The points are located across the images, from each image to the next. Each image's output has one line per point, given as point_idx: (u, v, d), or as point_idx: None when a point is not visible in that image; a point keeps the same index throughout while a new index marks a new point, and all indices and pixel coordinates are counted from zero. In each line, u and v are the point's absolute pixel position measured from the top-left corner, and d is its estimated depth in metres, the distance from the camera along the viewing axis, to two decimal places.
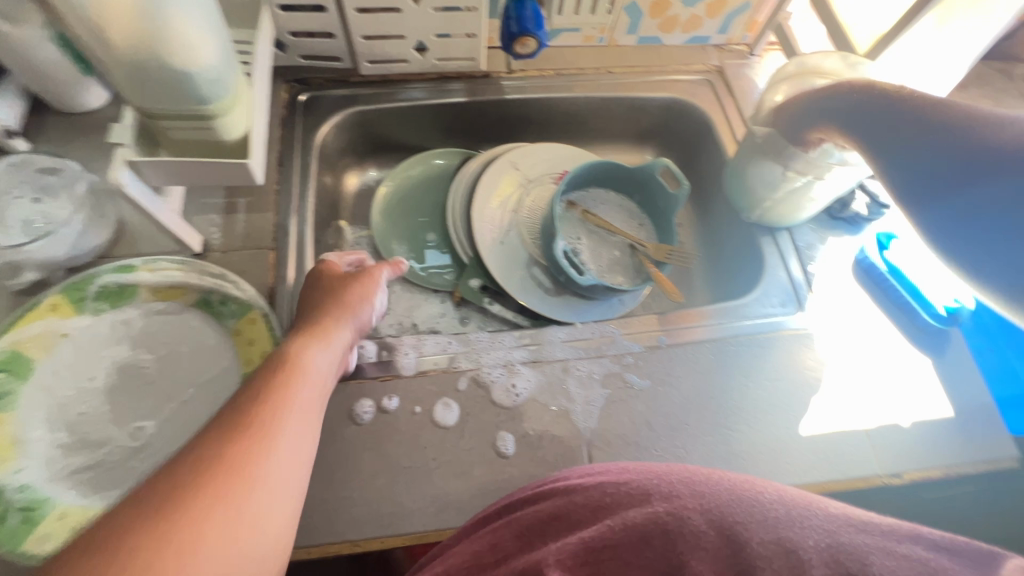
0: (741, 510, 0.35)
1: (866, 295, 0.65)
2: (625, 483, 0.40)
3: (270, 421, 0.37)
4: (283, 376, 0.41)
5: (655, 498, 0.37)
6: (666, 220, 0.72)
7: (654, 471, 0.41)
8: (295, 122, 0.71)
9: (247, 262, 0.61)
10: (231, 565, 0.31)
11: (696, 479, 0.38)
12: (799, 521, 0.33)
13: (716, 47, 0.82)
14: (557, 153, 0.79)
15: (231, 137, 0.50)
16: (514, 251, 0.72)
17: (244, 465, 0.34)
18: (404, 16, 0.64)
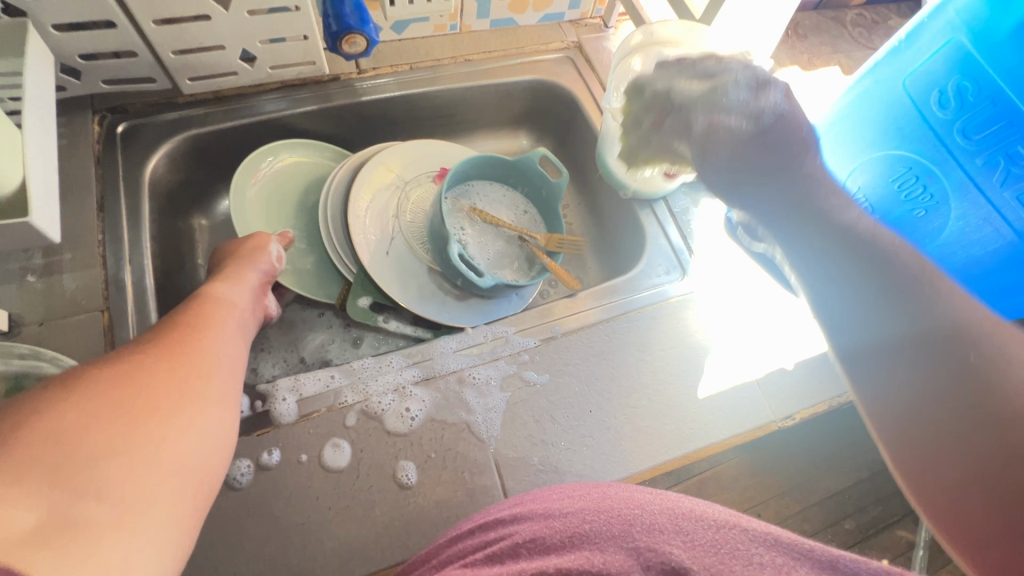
0: (719, 545, 0.29)
1: (740, 249, 0.68)
2: (606, 511, 0.34)
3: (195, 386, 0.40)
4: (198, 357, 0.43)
5: (636, 527, 0.31)
6: (552, 210, 0.70)
7: (635, 503, 0.35)
8: (115, 158, 0.61)
9: (74, 331, 0.52)
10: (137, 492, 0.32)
11: (681, 514, 0.32)
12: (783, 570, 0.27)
13: (572, 23, 0.81)
14: (431, 148, 0.74)
15: (2, 192, 0.41)
16: (403, 260, 0.68)
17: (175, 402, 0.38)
18: (215, 23, 0.56)
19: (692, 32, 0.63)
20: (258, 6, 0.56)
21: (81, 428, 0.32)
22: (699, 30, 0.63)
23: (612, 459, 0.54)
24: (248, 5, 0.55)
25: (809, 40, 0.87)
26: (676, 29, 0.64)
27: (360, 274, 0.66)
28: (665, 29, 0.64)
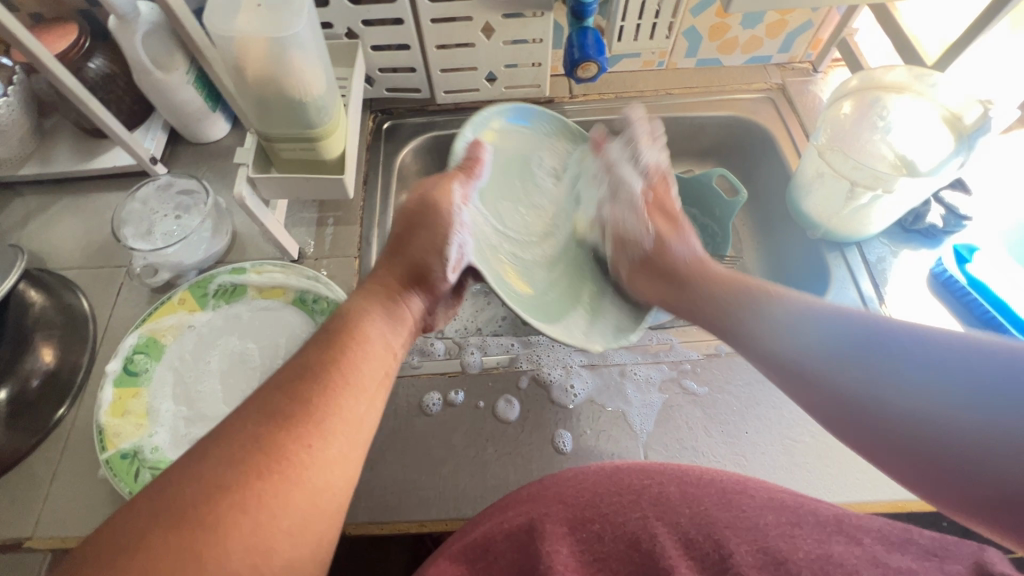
0: (726, 514, 0.41)
1: (945, 309, 0.63)
2: (620, 483, 0.43)
3: (332, 397, 0.40)
4: (345, 344, 0.44)
5: (644, 501, 0.42)
6: (723, 227, 0.73)
7: (645, 467, 0.45)
8: (379, 147, 0.79)
9: (335, 269, 0.69)
10: (318, 501, 0.36)
11: (691, 480, 0.44)
12: (787, 529, 0.40)
13: (778, 66, 0.83)
14: None
15: (330, 157, 0.58)
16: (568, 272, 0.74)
17: (315, 418, 0.38)
18: (476, 50, 0.71)
19: (921, 80, 0.61)
20: (511, 37, 0.70)
21: (227, 498, 0.33)
22: (931, 77, 0.60)
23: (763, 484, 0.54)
24: (504, 36, 0.69)
25: None
26: (902, 75, 0.62)
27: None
28: (890, 74, 0.63)
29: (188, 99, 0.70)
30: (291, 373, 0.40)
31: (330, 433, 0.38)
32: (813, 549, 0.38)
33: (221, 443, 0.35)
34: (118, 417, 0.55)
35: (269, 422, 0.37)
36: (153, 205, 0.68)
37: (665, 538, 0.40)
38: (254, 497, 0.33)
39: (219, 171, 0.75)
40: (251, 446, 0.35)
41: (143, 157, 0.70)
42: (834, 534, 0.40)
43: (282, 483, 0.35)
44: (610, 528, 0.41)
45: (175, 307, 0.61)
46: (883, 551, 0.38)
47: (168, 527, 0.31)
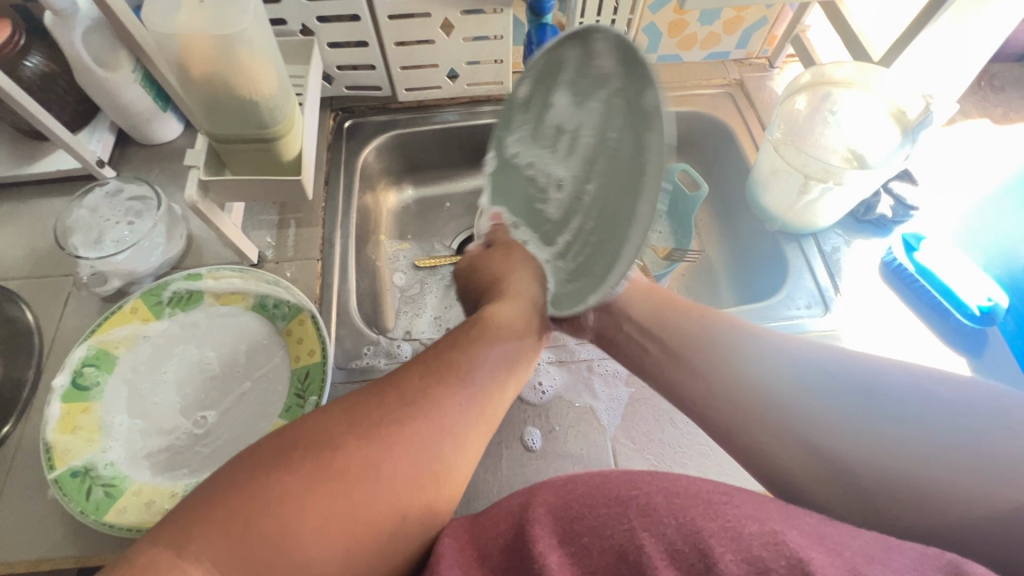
0: (711, 522, 0.36)
1: (895, 296, 0.65)
2: (603, 492, 0.40)
3: (472, 370, 0.45)
4: (481, 333, 0.48)
5: (631, 510, 0.38)
6: (685, 221, 0.73)
7: (632, 477, 0.41)
8: (341, 146, 0.78)
9: (298, 272, 0.67)
10: (426, 468, 0.40)
11: (675, 489, 0.40)
12: (772, 538, 0.35)
13: (736, 62, 0.85)
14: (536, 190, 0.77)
15: (287, 158, 0.56)
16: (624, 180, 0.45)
17: (451, 395, 0.43)
18: (436, 46, 0.71)
19: (866, 76, 0.64)
20: (470, 34, 0.69)
21: (359, 439, 0.39)
22: (876, 72, 0.63)
23: (728, 472, 0.55)
24: (464, 32, 0.69)
25: (1009, 91, 0.78)
26: (850, 71, 0.65)
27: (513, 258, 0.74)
28: (839, 70, 0.65)
29: (136, 99, 0.67)
30: (448, 346, 0.47)
31: (447, 411, 0.42)
32: (794, 553, 0.34)
33: (378, 396, 0.42)
34: (67, 433, 0.53)
35: (397, 399, 0.41)
36: (103, 212, 0.65)
37: (652, 549, 0.36)
38: (385, 442, 0.39)
39: (171, 173, 0.73)
40: (395, 407, 0.41)
41: (88, 160, 0.66)
42: (817, 545, 0.35)
43: (399, 439, 0.39)
44: (598, 540, 0.38)
45: (126, 317, 0.59)
46: (865, 564, 0.33)
47: (296, 476, 0.36)
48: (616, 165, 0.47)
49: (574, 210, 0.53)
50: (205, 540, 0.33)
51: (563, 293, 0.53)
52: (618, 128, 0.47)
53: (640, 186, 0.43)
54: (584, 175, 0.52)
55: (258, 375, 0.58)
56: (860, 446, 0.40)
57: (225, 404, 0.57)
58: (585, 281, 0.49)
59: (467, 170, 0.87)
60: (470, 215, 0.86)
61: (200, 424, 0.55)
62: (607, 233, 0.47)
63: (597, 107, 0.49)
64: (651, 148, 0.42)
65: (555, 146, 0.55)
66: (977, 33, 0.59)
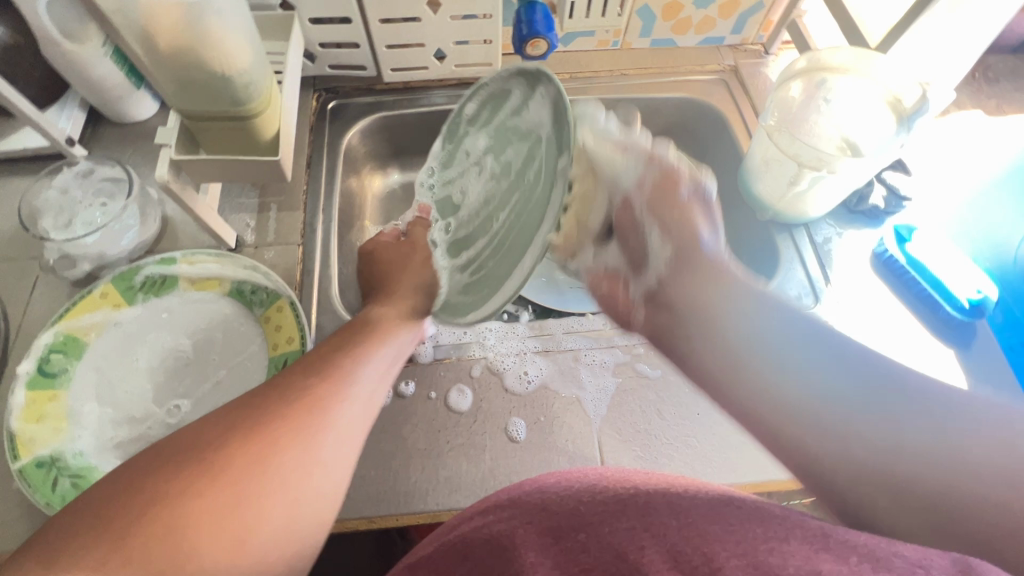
0: (716, 525, 0.35)
1: (885, 287, 0.65)
2: (599, 491, 0.40)
3: (352, 363, 0.43)
4: (368, 333, 0.46)
5: (631, 510, 0.38)
6: None
7: (631, 479, 0.41)
8: (324, 128, 0.75)
9: (278, 257, 0.65)
10: (298, 498, 0.36)
11: (675, 490, 0.39)
12: (777, 544, 0.33)
13: (731, 48, 0.83)
14: None
15: (264, 138, 0.54)
16: (537, 201, 0.45)
17: (320, 397, 0.39)
18: (423, 25, 0.68)
19: (862, 63, 0.62)
20: (458, 12, 0.67)
21: (215, 451, 0.35)
22: (872, 58, 0.61)
23: (714, 464, 0.54)
24: (451, 11, 0.66)
25: (1005, 83, 0.77)
26: (846, 57, 0.63)
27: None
28: (836, 55, 0.64)
29: (107, 75, 0.64)
30: (325, 347, 0.44)
31: (334, 402, 0.40)
32: (801, 564, 0.31)
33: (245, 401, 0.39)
34: (33, 423, 0.51)
35: (286, 388, 0.39)
36: (73, 194, 0.62)
37: (653, 548, 0.35)
38: (235, 462, 0.35)
39: (145, 153, 0.70)
40: (272, 405, 0.38)
41: (57, 138, 0.64)
42: (821, 551, 0.32)
43: (265, 449, 0.36)
44: (597, 538, 0.38)
45: (96, 302, 0.56)
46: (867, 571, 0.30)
47: (179, 476, 0.33)
48: (530, 189, 0.47)
49: (484, 229, 0.53)
50: (91, 546, 0.30)
51: (452, 302, 0.51)
52: (536, 153, 0.49)
53: (549, 199, 0.43)
54: (493, 197, 0.54)
55: (234, 363, 0.56)
56: (875, 441, 0.33)
57: (200, 393, 0.55)
58: (479, 291, 0.47)
59: None
60: None
61: (173, 414, 0.54)
62: (507, 245, 0.47)
63: (520, 134, 0.52)
64: (559, 173, 0.43)
65: (478, 174, 0.58)
66: (978, 23, 0.58)
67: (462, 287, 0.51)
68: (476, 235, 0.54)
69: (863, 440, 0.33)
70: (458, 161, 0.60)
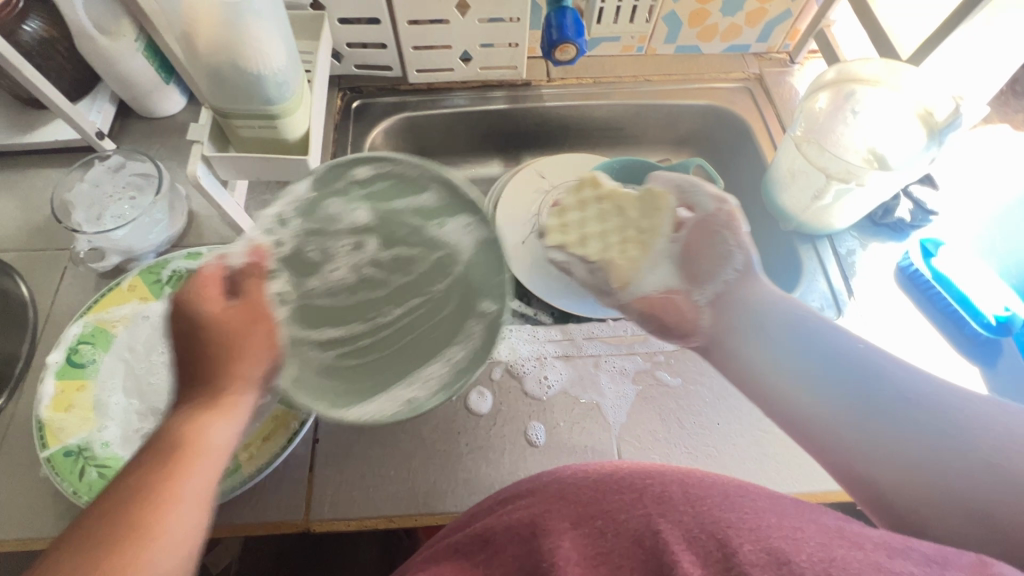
0: (731, 514, 0.36)
1: (909, 302, 0.64)
2: (614, 478, 0.40)
3: (170, 480, 0.37)
4: (177, 457, 0.39)
5: (647, 497, 0.38)
6: None
7: (647, 468, 0.41)
8: (348, 127, 0.76)
9: None
10: None
11: (690, 479, 0.39)
12: (791, 533, 0.34)
13: (756, 56, 0.83)
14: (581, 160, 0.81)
15: (293, 137, 0.54)
16: (435, 313, 0.53)
17: (137, 525, 0.35)
18: (451, 27, 0.69)
19: (893, 75, 0.62)
20: (487, 15, 0.67)
21: None
22: (903, 71, 0.61)
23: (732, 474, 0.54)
24: (480, 13, 0.66)
25: None
26: (876, 69, 0.63)
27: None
28: (865, 67, 0.63)
29: (139, 69, 0.65)
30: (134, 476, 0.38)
31: (161, 525, 0.36)
32: (816, 551, 0.33)
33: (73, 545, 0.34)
34: (62, 412, 0.52)
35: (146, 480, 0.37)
36: (105, 187, 0.63)
37: (670, 534, 0.35)
38: None
39: (172, 147, 0.71)
40: (90, 541, 0.34)
41: (88, 131, 0.64)
42: (835, 539, 0.34)
43: None
44: (614, 524, 0.37)
45: (123, 294, 0.57)
46: (885, 557, 0.33)
47: None
48: (437, 305, 0.53)
49: (363, 312, 0.53)
50: None
51: (306, 381, 0.47)
52: (446, 276, 0.54)
53: (462, 331, 0.51)
54: (371, 287, 0.54)
55: None
56: (878, 441, 0.41)
57: None
58: (347, 388, 0.48)
59: (475, 157, 0.85)
60: None
61: None
62: (401, 356, 0.51)
63: (421, 243, 0.54)
64: (485, 311, 0.50)
65: (351, 252, 0.53)
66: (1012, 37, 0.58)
67: (325, 376, 0.49)
68: (342, 324, 0.52)
69: (863, 430, 0.42)
70: (323, 223, 0.51)
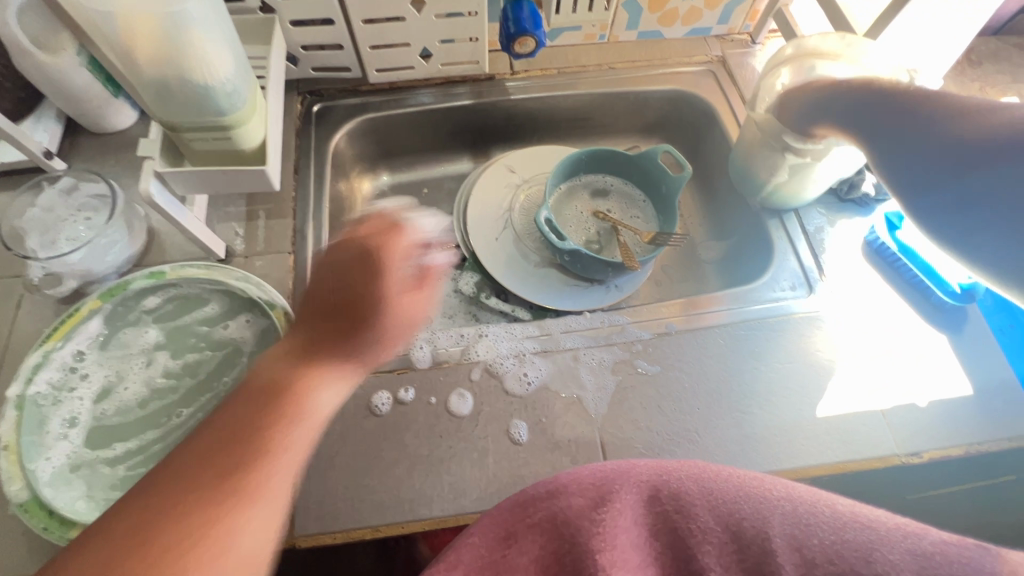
0: (747, 506, 0.40)
1: (878, 275, 0.65)
2: (634, 478, 0.42)
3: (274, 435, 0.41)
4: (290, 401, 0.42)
5: (666, 494, 0.41)
6: (667, 203, 0.71)
7: (660, 465, 0.43)
8: (310, 131, 0.74)
9: (270, 266, 0.64)
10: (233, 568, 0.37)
11: (704, 475, 0.42)
12: (805, 521, 0.39)
13: (718, 38, 0.83)
14: (554, 152, 0.81)
15: (248, 146, 0.53)
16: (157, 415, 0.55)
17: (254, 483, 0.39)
18: (407, 24, 0.67)
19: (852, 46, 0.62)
20: (443, 10, 0.65)
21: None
22: (863, 45, 0.62)
23: (716, 457, 0.54)
24: (436, 9, 0.65)
25: (988, 66, 0.78)
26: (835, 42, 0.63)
27: (473, 256, 0.74)
28: (824, 42, 0.64)
29: (84, 84, 0.62)
30: (214, 438, 0.40)
31: (273, 467, 0.40)
32: (830, 535, 0.38)
33: (157, 484, 0.38)
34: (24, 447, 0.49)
35: (174, 485, 0.37)
36: (57, 210, 0.61)
37: (690, 528, 0.40)
38: (186, 512, 0.36)
39: (126, 163, 0.68)
40: (186, 491, 0.37)
41: (34, 151, 0.62)
42: (853, 525, 0.38)
43: (204, 521, 0.36)
44: (631, 521, 0.40)
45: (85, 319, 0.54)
46: (899, 537, 0.38)
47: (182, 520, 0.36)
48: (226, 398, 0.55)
49: (160, 419, 0.54)
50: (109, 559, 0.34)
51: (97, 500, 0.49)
52: (234, 369, 0.57)
53: None
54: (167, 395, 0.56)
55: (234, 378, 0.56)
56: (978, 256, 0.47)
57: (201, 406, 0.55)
58: None
59: (443, 155, 0.84)
60: (448, 202, 0.83)
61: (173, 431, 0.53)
62: None
63: (208, 346, 0.58)
64: None
65: (143, 368, 0.56)
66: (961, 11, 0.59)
67: None
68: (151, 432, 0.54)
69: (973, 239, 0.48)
70: (115, 350, 0.56)
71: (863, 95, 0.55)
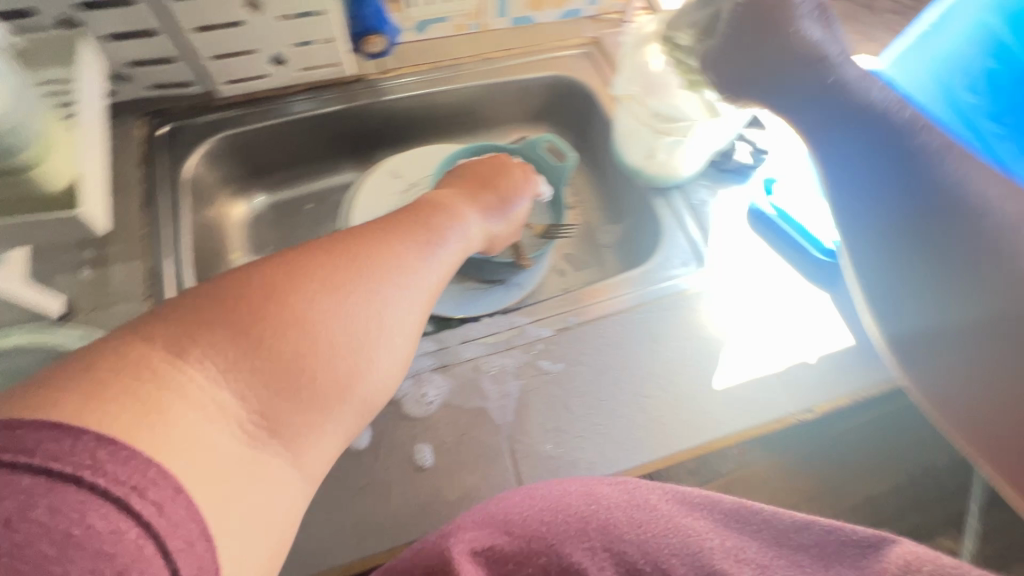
0: (674, 539, 0.37)
1: (761, 241, 0.67)
2: (562, 510, 0.39)
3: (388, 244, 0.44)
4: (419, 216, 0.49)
5: (592, 528, 0.38)
6: (557, 194, 0.70)
7: (592, 494, 0.41)
8: (156, 158, 0.66)
9: (122, 316, 0.56)
10: (342, 374, 0.36)
11: (635, 505, 0.40)
12: (734, 552, 0.36)
13: (591, 19, 0.82)
14: (438, 152, 0.77)
15: (55, 186, 0.46)
16: None
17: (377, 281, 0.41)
18: (248, 29, 0.60)
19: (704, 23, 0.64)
20: (285, 11, 0.60)
21: (226, 389, 0.32)
22: None
23: (626, 447, 0.54)
24: (277, 9, 0.59)
25: None
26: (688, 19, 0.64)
27: None
28: None
29: None
30: (297, 263, 0.38)
31: (386, 282, 0.41)
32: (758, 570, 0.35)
33: (223, 284, 0.36)
34: None
35: (217, 303, 0.34)
36: None
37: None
38: (261, 331, 0.34)
39: None
40: (257, 293, 0.35)
41: None
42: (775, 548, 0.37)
43: (325, 311, 0.36)
44: (556, 564, 0.37)
45: None
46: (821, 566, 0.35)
47: (232, 338, 0.33)
48: None
49: None
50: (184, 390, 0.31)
51: None
52: None
53: None
54: None
55: None
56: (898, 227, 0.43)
57: None
58: None
59: (322, 167, 0.78)
60: (334, 216, 0.78)
61: None
62: None
63: None
64: None
65: None
66: None
67: None
68: None
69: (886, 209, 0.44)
70: None
71: (760, 45, 0.46)
